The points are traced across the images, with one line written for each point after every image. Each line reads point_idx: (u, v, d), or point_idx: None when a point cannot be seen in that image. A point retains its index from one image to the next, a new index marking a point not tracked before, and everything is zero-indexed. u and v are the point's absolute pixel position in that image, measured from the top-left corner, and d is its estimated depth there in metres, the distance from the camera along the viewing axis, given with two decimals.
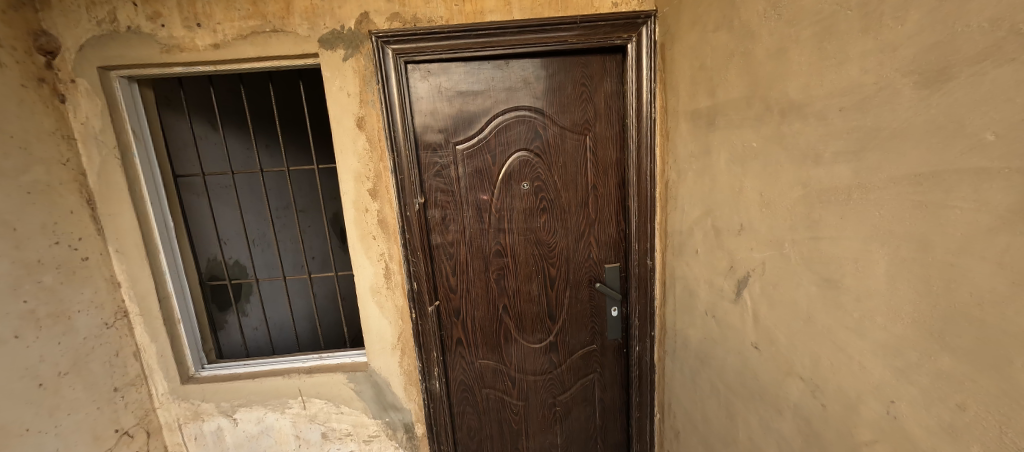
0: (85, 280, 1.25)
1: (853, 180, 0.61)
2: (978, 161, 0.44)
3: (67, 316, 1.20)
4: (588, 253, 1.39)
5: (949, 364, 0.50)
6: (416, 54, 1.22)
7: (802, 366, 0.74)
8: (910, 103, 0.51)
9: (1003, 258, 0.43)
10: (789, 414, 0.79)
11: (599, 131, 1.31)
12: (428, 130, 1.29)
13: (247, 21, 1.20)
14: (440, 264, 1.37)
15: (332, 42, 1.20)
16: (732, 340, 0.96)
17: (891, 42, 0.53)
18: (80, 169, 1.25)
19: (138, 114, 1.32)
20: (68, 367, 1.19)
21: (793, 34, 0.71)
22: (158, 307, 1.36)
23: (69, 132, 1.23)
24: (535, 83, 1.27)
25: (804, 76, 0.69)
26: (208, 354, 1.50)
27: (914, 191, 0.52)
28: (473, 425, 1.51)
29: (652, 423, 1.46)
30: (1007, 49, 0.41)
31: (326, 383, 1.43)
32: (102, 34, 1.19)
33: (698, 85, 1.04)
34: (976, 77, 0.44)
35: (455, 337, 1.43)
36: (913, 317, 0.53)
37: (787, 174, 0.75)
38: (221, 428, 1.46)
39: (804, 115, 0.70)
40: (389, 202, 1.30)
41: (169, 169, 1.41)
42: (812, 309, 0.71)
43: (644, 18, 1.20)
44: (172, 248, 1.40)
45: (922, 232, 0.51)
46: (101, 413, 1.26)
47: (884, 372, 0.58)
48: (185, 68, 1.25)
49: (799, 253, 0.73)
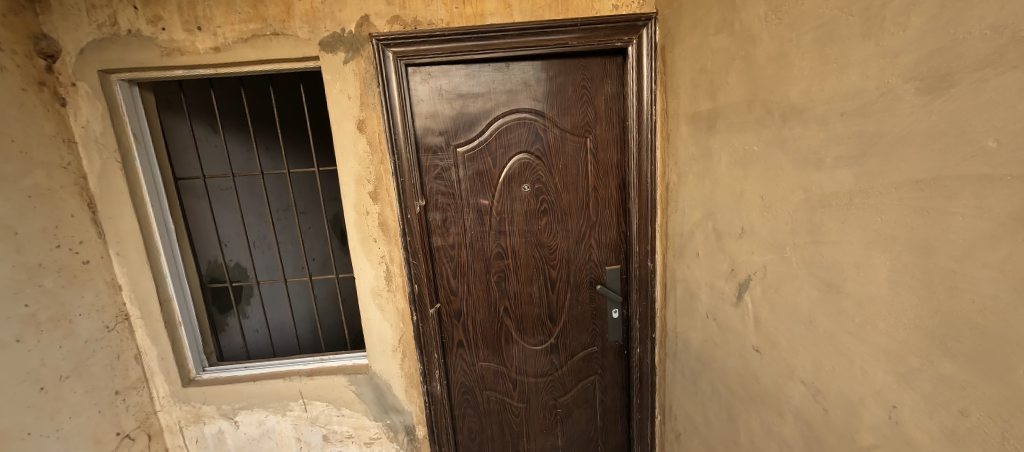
0: (86, 284, 1.25)
1: (854, 185, 0.61)
2: (980, 167, 0.45)
3: (67, 319, 1.19)
4: (589, 255, 1.39)
5: (951, 370, 0.50)
6: (416, 57, 1.22)
7: (803, 370, 0.75)
8: (912, 109, 0.51)
9: (1004, 265, 0.43)
10: (790, 418, 0.79)
11: (599, 133, 1.31)
12: (428, 133, 1.29)
13: (247, 24, 1.20)
14: (441, 266, 1.37)
15: (333, 45, 1.20)
16: (733, 343, 0.96)
17: (892, 48, 0.54)
18: (81, 172, 1.25)
19: (139, 117, 1.32)
20: (69, 371, 1.19)
21: (794, 38, 0.71)
22: (158, 310, 1.36)
23: (69, 135, 1.23)
24: (535, 85, 1.27)
25: (805, 80, 0.69)
26: (209, 356, 1.50)
27: (916, 197, 0.52)
28: (473, 427, 1.51)
29: (653, 425, 1.46)
30: (1009, 57, 0.41)
31: (327, 386, 1.43)
32: (102, 37, 1.19)
33: (699, 88, 1.04)
34: (977, 84, 0.44)
35: (455, 339, 1.43)
36: (914, 323, 0.54)
37: (788, 178, 0.75)
38: (222, 431, 1.46)
39: (805, 120, 0.70)
40: (390, 205, 1.30)
41: (169, 172, 1.40)
42: (813, 313, 0.71)
43: (644, 21, 1.21)
44: (172, 250, 1.40)
45: (924, 238, 0.51)
46: (102, 417, 1.26)
47: (886, 377, 0.58)
48: (186, 72, 1.25)
49: (800, 257, 0.73)
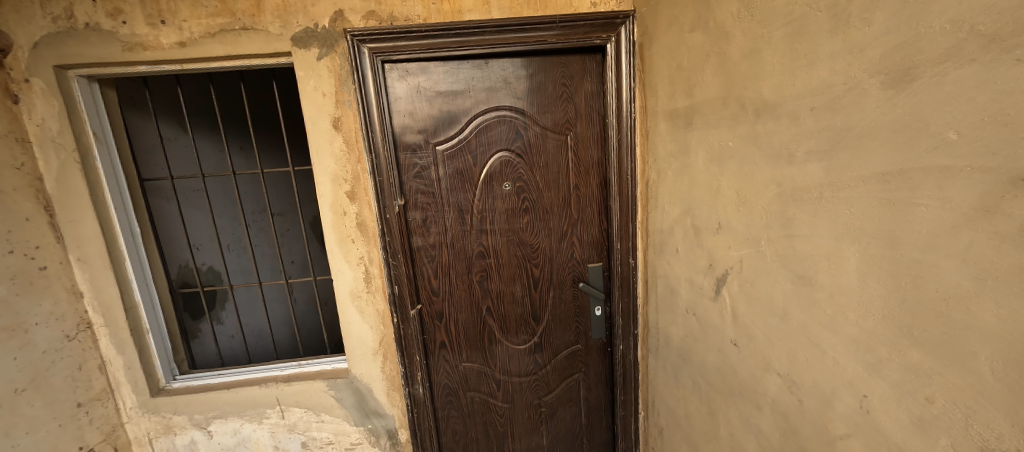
0: (44, 292, 1.18)
1: (823, 179, 0.61)
2: (941, 159, 0.45)
3: (23, 329, 1.13)
4: (571, 253, 1.38)
5: (918, 359, 0.50)
6: (393, 53, 1.19)
7: (778, 362, 0.75)
8: (877, 103, 0.52)
9: (966, 255, 0.44)
10: (767, 410, 0.80)
11: (580, 131, 1.31)
12: (407, 131, 1.26)
13: (215, 18, 1.15)
14: (422, 267, 1.35)
15: (306, 40, 1.17)
16: (713, 337, 0.97)
17: (858, 43, 0.54)
18: (37, 173, 1.19)
19: (99, 116, 1.26)
20: (26, 383, 1.13)
21: (765, 34, 0.72)
22: (124, 317, 1.30)
23: (23, 135, 1.16)
24: (515, 83, 1.26)
25: (776, 75, 0.70)
26: (180, 365, 1.44)
27: (883, 189, 0.52)
28: (458, 429, 1.49)
29: (637, 421, 1.47)
30: (968, 50, 0.42)
31: (305, 392, 1.39)
32: (58, 31, 1.13)
33: (676, 84, 1.04)
34: (938, 77, 0.45)
35: (438, 340, 1.41)
36: (882, 313, 0.54)
37: (762, 173, 0.76)
38: (195, 442, 1.40)
39: (777, 115, 0.70)
40: (368, 205, 1.27)
41: (133, 172, 1.34)
42: (788, 306, 0.72)
43: (622, 18, 1.21)
44: (139, 255, 1.34)
45: (889, 229, 0.52)
46: (63, 431, 1.21)
47: (857, 368, 0.59)
48: (149, 67, 1.20)
49: (774, 251, 0.74)
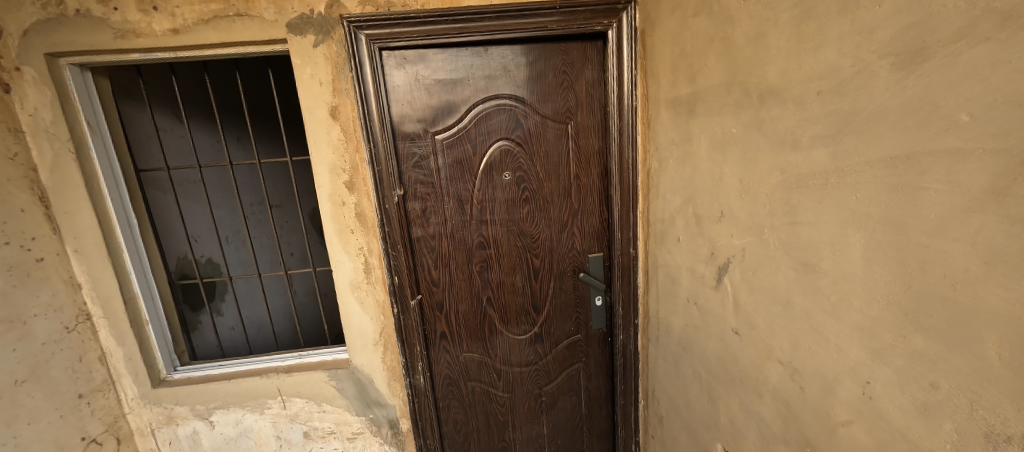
0: (41, 284, 1.17)
1: (829, 164, 0.61)
2: (951, 142, 0.44)
3: (22, 320, 1.13)
4: (571, 243, 1.38)
5: (922, 344, 0.50)
6: (390, 40, 1.17)
7: (780, 350, 0.75)
8: (886, 86, 0.51)
9: (975, 239, 0.43)
10: (768, 398, 0.80)
11: (581, 120, 1.29)
12: (405, 120, 1.24)
13: (208, 4, 1.13)
14: (422, 258, 1.34)
15: (301, 27, 1.15)
16: (713, 325, 0.97)
17: (868, 24, 0.53)
18: (31, 164, 1.17)
19: (93, 106, 1.24)
20: (26, 375, 1.13)
21: (772, 17, 0.70)
22: (123, 309, 1.30)
23: (16, 124, 1.14)
24: (515, 71, 1.24)
25: (783, 59, 0.68)
26: (181, 356, 1.44)
27: (890, 174, 0.51)
28: (458, 419, 1.50)
29: (637, 410, 1.48)
30: (982, 28, 0.40)
31: (305, 382, 1.39)
32: (48, 18, 1.10)
33: (678, 71, 1.03)
34: (951, 57, 0.43)
35: (438, 331, 1.40)
36: (887, 299, 0.54)
37: (765, 160, 0.75)
38: (197, 432, 1.41)
39: (782, 100, 0.69)
40: (367, 195, 1.26)
41: (129, 162, 1.33)
42: (790, 293, 0.72)
43: (623, 4, 1.18)
44: (137, 247, 1.33)
45: (897, 214, 0.51)
46: (64, 422, 1.21)
47: (861, 354, 0.59)
48: (142, 55, 1.18)
49: (777, 239, 0.73)
